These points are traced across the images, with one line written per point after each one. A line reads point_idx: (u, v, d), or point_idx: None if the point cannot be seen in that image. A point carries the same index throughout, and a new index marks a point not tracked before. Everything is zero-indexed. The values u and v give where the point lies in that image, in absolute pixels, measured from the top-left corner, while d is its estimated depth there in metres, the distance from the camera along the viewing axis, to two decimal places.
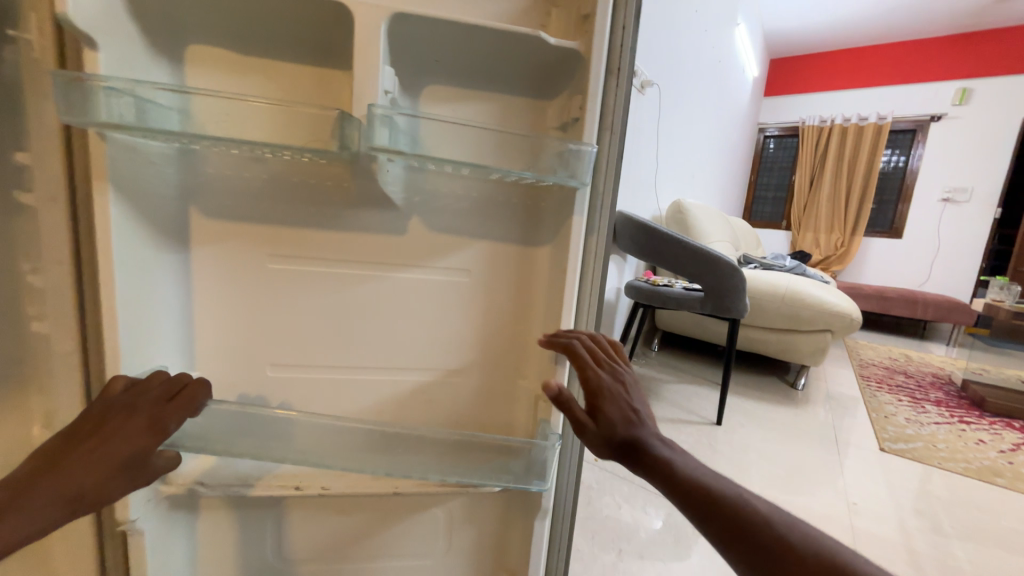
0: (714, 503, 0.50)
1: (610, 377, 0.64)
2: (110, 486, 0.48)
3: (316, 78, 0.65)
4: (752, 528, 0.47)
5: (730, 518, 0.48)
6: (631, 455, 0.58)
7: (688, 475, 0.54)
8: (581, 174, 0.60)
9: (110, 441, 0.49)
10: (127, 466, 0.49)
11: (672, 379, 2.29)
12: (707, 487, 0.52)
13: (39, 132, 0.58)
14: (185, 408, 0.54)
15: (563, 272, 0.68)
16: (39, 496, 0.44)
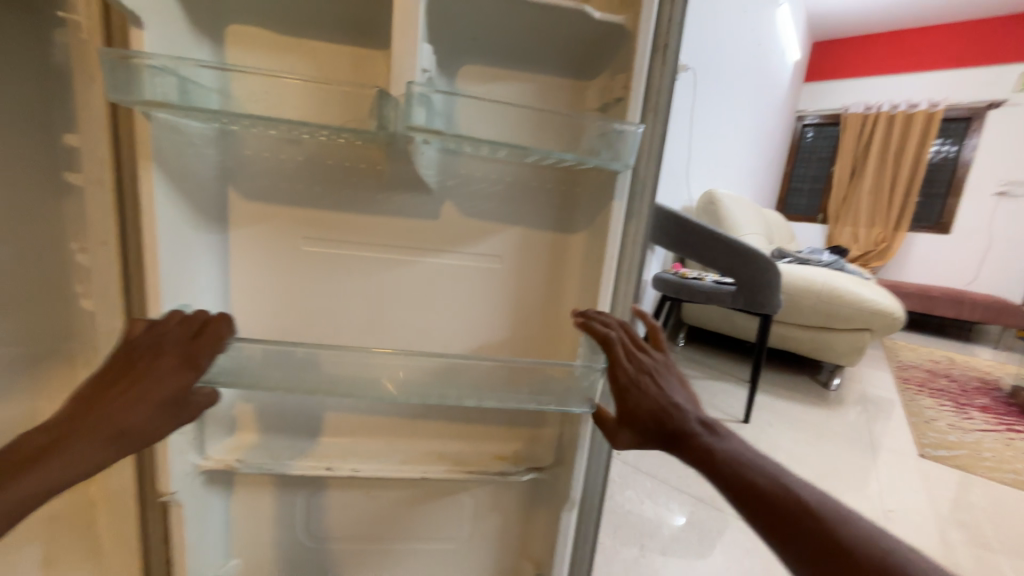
0: (759, 495, 0.51)
1: (643, 370, 0.61)
2: (154, 423, 0.49)
3: (351, 58, 0.64)
4: (802, 520, 0.48)
5: (778, 511, 0.49)
6: (671, 445, 0.58)
7: (731, 467, 0.54)
8: (625, 156, 0.57)
9: (146, 382, 0.49)
10: (170, 403, 0.50)
11: (698, 374, 2.24)
12: (752, 478, 0.52)
13: (86, 111, 0.59)
14: (212, 343, 0.53)
15: (601, 259, 0.66)
16: (83, 438, 0.46)
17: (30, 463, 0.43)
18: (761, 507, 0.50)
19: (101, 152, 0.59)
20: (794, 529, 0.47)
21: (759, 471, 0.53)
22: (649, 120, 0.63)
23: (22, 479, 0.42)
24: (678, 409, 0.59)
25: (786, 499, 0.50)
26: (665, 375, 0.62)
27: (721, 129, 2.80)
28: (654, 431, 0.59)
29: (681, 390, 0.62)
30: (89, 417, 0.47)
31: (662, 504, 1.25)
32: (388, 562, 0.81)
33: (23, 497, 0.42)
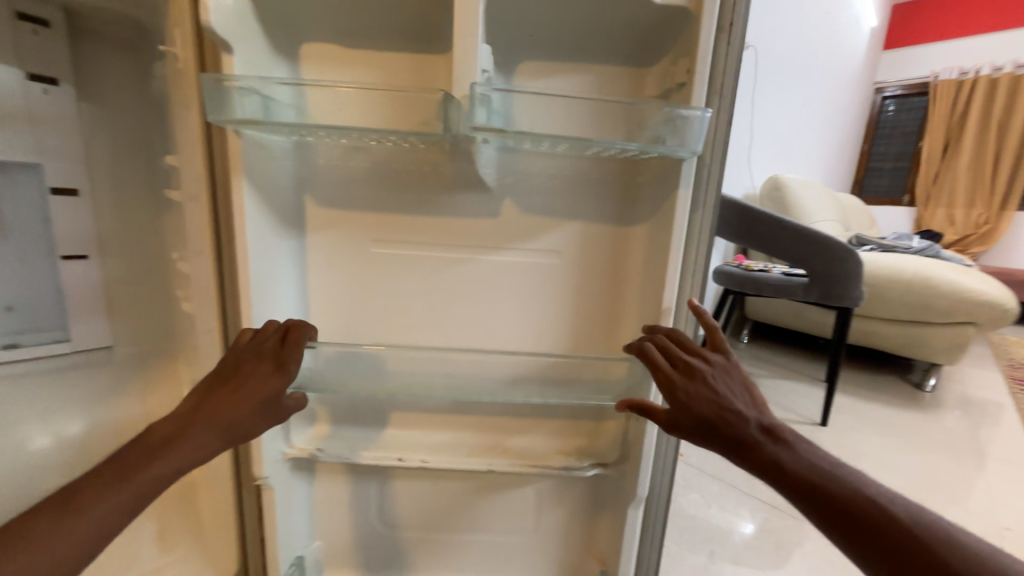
0: (846, 511, 0.46)
1: (693, 375, 0.58)
2: (253, 420, 0.55)
3: (411, 64, 0.66)
4: (897, 540, 0.43)
5: (869, 530, 0.44)
6: (734, 453, 0.54)
7: (808, 477, 0.49)
8: (692, 143, 0.55)
9: (247, 383, 0.56)
10: (265, 405, 0.56)
11: (766, 373, 2.09)
12: (835, 489, 0.47)
13: (185, 135, 0.66)
14: (298, 349, 0.58)
15: (666, 251, 0.64)
16: (201, 430, 0.52)
17: (155, 455, 0.49)
18: (849, 524, 0.45)
19: (198, 169, 0.66)
20: (888, 551, 0.43)
21: (841, 482, 0.48)
22: (715, 104, 0.60)
23: (149, 469, 0.48)
24: (740, 413, 0.55)
25: (877, 515, 0.45)
26: (722, 380, 0.58)
27: (784, 109, 2.57)
28: (712, 440, 0.55)
29: (740, 394, 0.57)
30: (200, 416, 0.53)
31: (731, 509, 1.18)
32: (455, 552, 0.84)
33: (149, 485, 0.48)
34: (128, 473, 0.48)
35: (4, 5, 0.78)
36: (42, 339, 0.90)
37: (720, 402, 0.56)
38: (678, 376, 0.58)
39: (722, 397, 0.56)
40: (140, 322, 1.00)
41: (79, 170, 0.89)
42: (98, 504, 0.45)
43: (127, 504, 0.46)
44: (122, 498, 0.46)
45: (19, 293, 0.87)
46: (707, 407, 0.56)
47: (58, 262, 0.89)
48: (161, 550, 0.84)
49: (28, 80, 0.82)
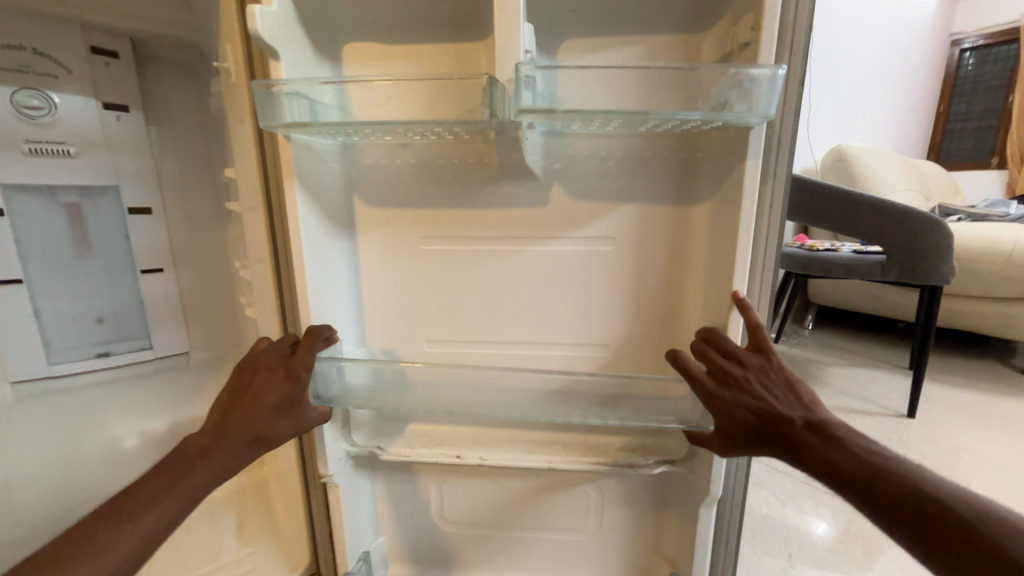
0: (906, 514, 0.43)
1: (733, 382, 0.55)
2: (276, 427, 0.58)
3: (452, 55, 0.65)
4: (968, 545, 0.39)
5: (931, 534, 0.41)
6: (786, 455, 0.52)
7: (862, 479, 0.46)
8: (762, 107, 0.49)
9: (264, 392, 0.58)
10: (282, 409, 0.58)
11: (838, 361, 1.92)
12: (892, 490, 0.44)
13: (241, 146, 0.68)
14: (308, 355, 0.61)
15: (735, 230, 0.58)
16: (231, 441, 0.55)
17: (194, 464, 0.53)
18: (912, 528, 0.42)
19: (254, 177, 0.68)
20: (957, 557, 0.39)
21: (900, 479, 0.44)
22: (785, 63, 0.54)
23: (188, 479, 0.51)
24: (786, 417, 0.52)
25: (942, 517, 0.41)
26: (762, 382, 0.55)
27: (842, 75, 2.33)
28: (761, 445, 0.54)
29: (785, 393, 0.54)
30: (227, 427, 0.56)
31: (810, 510, 1.08)
32: (517, 550, 0.82)
33: (191, 492, 0.51)
34: (171, 482, 0.51)
35: (81, 42, 0.87)
36: (130, 347, 1.03)
37: (762, 408, 0.53)
38: (713, 384, 0.56)
39: (765, 400, 0.54)
40: (213, 328, 1.10)
41: (151, 190, 0.99)
42: (148, 510, 0.48)
43: (179, 506, 0.50)
44: (172, 503, 0.50)
45: (108, 305, 0.99)
46: (751, 414, 0.54)
47: (140, 276, 1.01)
48: (240, 543, 0.89)
49: (104, 109, 0.91)
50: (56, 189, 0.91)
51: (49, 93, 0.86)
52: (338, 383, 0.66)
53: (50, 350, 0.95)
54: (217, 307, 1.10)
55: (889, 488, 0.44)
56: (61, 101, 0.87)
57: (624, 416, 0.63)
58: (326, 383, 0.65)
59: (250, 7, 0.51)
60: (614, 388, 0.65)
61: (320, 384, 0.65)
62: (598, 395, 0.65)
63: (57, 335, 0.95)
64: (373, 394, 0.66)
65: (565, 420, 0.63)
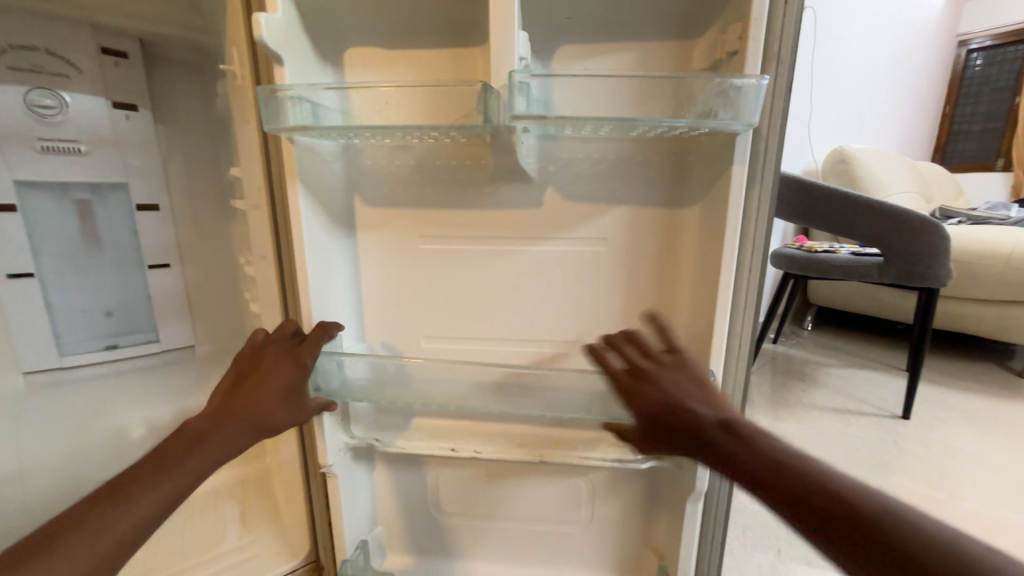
0: (808, 510, 0.41)
1: (644, 375, 0.57)
2: (279, 413, 0.60)
3: (451, 60, 0.67)
4: (878, 549, 0.37)
5: (835, 530, 0.40)
6: (696, 453, 0.51)
7: (763, 472, 0.45)
8: (747, 114, 0.51)
9: (270, 378, 0.61)
10: (287, 395, 0.61)
11: (835, 362, 1.94)
12: (795, 484, 0.43)
13: (246, 147, 0.71)
14: (315, 345, 0.64)
15: (721, 234, 0.60)
16: (234, 424, 0.57)
17: (196, 447, 0.53)
18: (823, 529, 0.40)
19: (257, 176, 0.70)
20: (871, 556, 0.37)
21: (806, 476, 0.43)
22: (771, 71, 0.56)
23: (190, 460, 0.52)
24: (696, 413, 0.52)
25: (845, 514, 0.40)
26: (673, 379, 0.56)
27: (843, 76, 2.33)
28: (676, 444, 0.54)
29: (696, 390, 0.55)
30: (229, 413, 0.57)
31: None
32: (511, 541, 0.85)
33: (193, 474, 0.52)
34: (172, 463, 0.51)
35: (91, 43, 0.89)
36: (137, 340, 1.06)
37: (671, 402, 0.54)
38: (627, 378, 0.57)
39: (676, 396, 0.54)
40: (218, 323, 1.13)
41: (158, 187, 1.02)
42: (150, 489, 0.49)
43: (181, 487, 0.51)
44: (175, 483, 0.50)
45: (118, 299, 1.03)
46: (661, 409, 0.54)
47: (148, 271, 1.05)
48: (244, 531, 0.92)
49: (113, 108, 0.94)
50: (67, 186, 0.94)
51: (61, 92, 0.89)
52: (337, 377, 0.69)
53: (60, 343, 0.98)
54: (222, 302, 1.13)
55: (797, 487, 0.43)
56: (72, 100, 0.90)
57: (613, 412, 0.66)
58: (326, 377, 0.68)
59: (256, 15, 0.53)
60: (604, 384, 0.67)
61: (320, 378, 0.68)
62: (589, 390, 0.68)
63: (68, 328, 0.98)
64: (371, 389, 0.69)
65: (556, 415, 0.66)
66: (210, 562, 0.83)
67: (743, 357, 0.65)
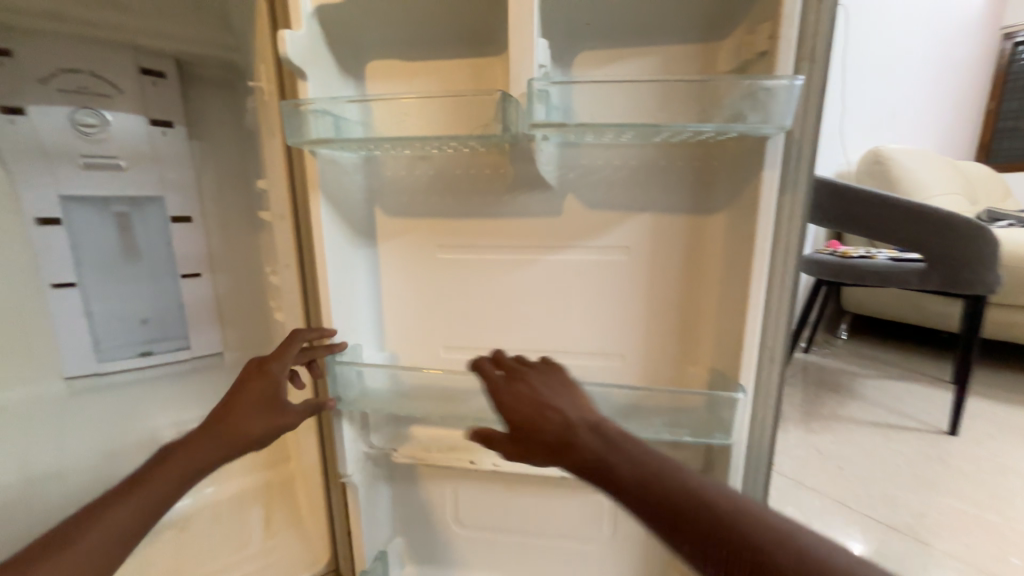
0: (663, 507, 0.40)
1: (518, 380, 0.57)
2: (257, 420, 0.58)
3: (470, 69, 0.67)
4: (741, 552, 0.36)
5: (686, 526, 0.39)
6: (557, 457, 0.50)
7: (620, 471, 0.44)
8: (779, 116, 0.48)
9: (245, 389, 0.60)
10: (262, 402, 0.60)
11: (873, 373, 1.84)
12: (652, 482, 0.42)
13: (272, 160, 0.73)
14: (286, 351, 0.64)
15: (751, 241, 0.58)
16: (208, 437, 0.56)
17: (170, 463, 0.53)
18: (682, 530, 0.39)
19: (282, 188, 0.71)
20: (721, 551, 0.36)
21: (670, 478, 0.42)
22: (803, 71, 0.53)
23: (163, 470, 0.52)
24: (564, 419, 0.51)
25: (696, 511, 0.39)
26: (546, 385, 0.57)
27: (876, 74, 2.24)
28: (544, 455, 0.51)
29: (566, 396, 0.55)
30: (204, 427, 0.57)
31: (839, 528, 1.04)
32: (530, 556, 0.83)
33: (163, 489, 0.51)
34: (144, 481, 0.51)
35: (131, 64, 0.94)
36: (170, 346, 1.10)
37: (541, 405, 0.54)
38: (502, 381, 0.57)
39: (546, 403, 0.53)
40: (245, 330, 1.16)
41: (190, 199, 1.05)
42: (117, 505, 0.48)
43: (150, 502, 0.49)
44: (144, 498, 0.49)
45: (152, 308, 1.07)
46: (530, 411, 0.53)
47: (180, 280, 1.08)
48: (266, 536, 0.93)
49: (151, 125, 0.98)
50: (108, 200, 0.99)
51: (103, 111, 0.93)
52: (357, 387, 0.69)
53: (98, 349, 1.02)
54: (250, 311, 1.16)
55: (662, 490, 0.41)
56: (113, 118, 0.95)
57: (636, 427, 0.65)
58: (345, 387, 0.68)
59: (280, 32, 0.55)
60: (628, 398, 0.66)
61: (340, 388, 0.68)
62: (613, 402, 0.66)
63: (105, 335, 1.03)
64: (390, 400, 0.69)
65: None
66: (232, 567, 0.85)
67: (776, 370, 0.62)
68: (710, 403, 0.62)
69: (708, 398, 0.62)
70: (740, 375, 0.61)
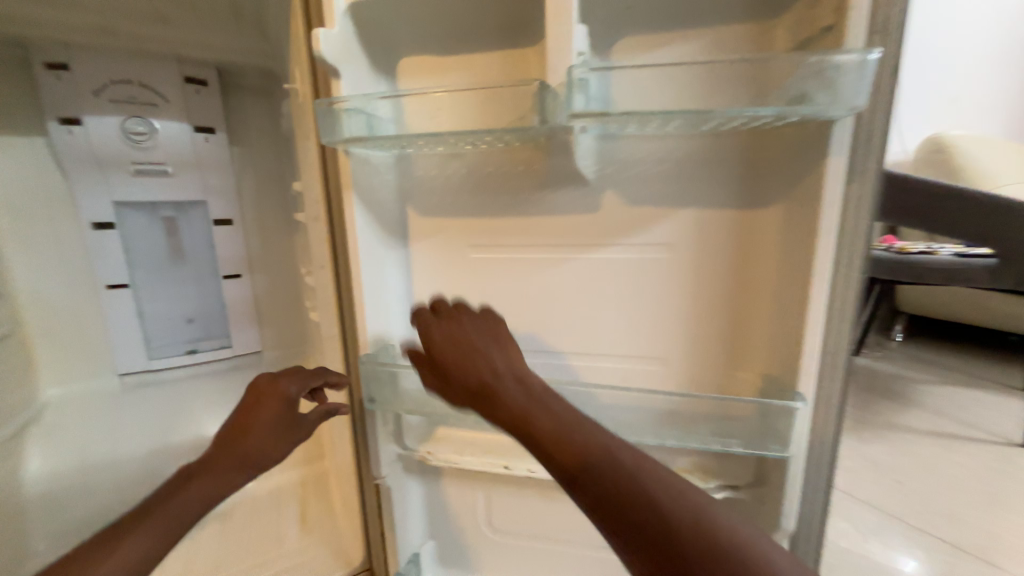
0: (574, 466, 0.43)
1: (452, 330, 0.56)
2: (271, 446, 0.63)
3: (503, 61, 0.65)
4: (632, 511, 0.39)
5: (592, 486, 0.41)
6: (481, 405, 0.52)
7: (542, 429, 0.46)
8: (852, 96, 0.43)
9: (257, 415, 0.64)
10: (277, 428, 0.64)
11: (934, 378, 1.69)
12: (569, 444, 0.44)
13: (306, 161, 0.73)
14: (299, 379, 0.67)
15: (813, 236, 0.53)
16: (223, 464, 0.60)
17: (186, 489, 0.57)
18: (587, 487, 0.42)
19: (315, 189, 0.71)
20: (620, 513, 0.40)
21: (585, 440, 0.44)
22: (876, 44, 0.48)
23: (180, 496, 0.56)
24: (492, 369, 0.52)
25: (605, 473, 0.42)
26: (478, 334, 0.56)
27: (936, 55, 2.06)
28: (467, 399, 0.53)
29: (498, 347, 0.55)
30: (219, 453, 0.61)
31: (897, 544, 0.95)
32: (565, 564, 0.80)
33: (182, 514, 0.55)
34: (162, 506, 0.55)
35: (176, 73, 0.97)
36: (213, 345, 1.14)
37: (471, 356, 0.54)
38: (435, 328, 0.56)
39: (480, 350, 0.54)
40: (282, 330, 1.18)
41: (231, 203, 1.08)
42: (138, 529, 0.52)
43: (171, 526, 0.54)
44: (165, 522, 0.54)
45: (197, 308, 1.11)
46: (459, 361, 0.54)
47: (222, 281, 1.11)
48: (302, 533, 0.94)
49: (195, 132, 1.01)
50: (156, 205, 1.04)
51: (151, 119, 0.97)
52: (390, 389, 0.69)
53: (149, 346, 1.08)
54: (286, 311, 1.18)
55: (573, 447, 0.44)
56: (160, 126, 0.98)
57: (683, 437, 0.61)
58: (379, 389, 0.68)
59: (314, 31, 0.54)
60: (674, 405, 0.62)
61: (373, 390, 0.68)
62: (656, 407, 0.63)
63: (156, 334, 1.09)
64: (423, 404, 0.68)
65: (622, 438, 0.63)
66: (270, 562, 0.86)
67: (840, 376, 0.56)
68: (763, 411, 0.57)
69: (760, 407, 0.57)
70: (800, 382, 0.57)
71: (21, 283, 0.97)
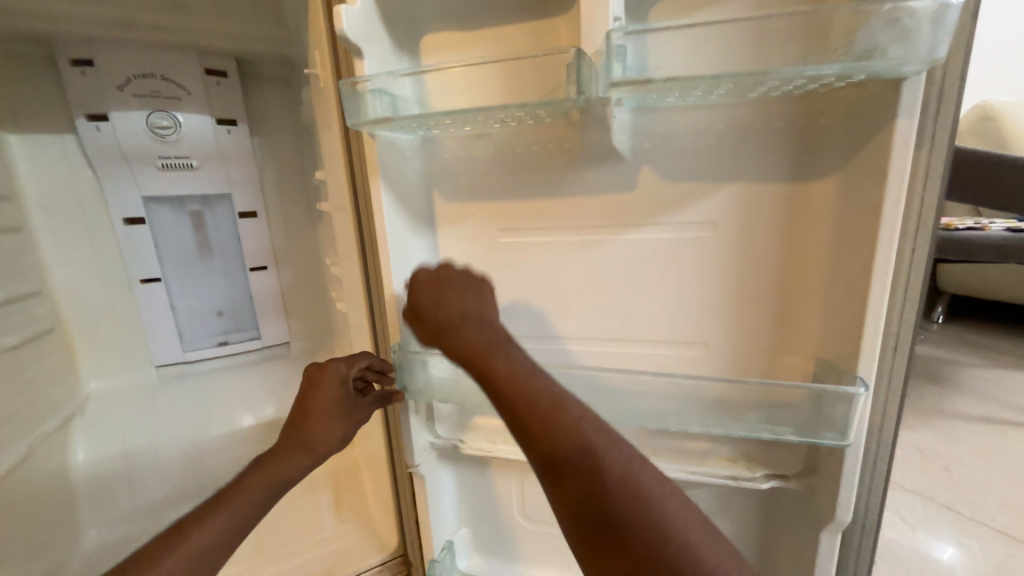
0: (532, 419, 0.44)
1: (448, 293, 0.54)
2: (332, 428, 0.64)
3: (530, 34, 0.61)
4: (572, 475, 0.42)
5: (546, 444, 0.43)
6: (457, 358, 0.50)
7: (509, 386, 0.46)
8: (932, 45, 0.39)
9: (315, 398, 0.65)
10: (335, 409, 0.65)
11: (981, 361, 1.60)
12: (533, 402, 0.45)
13: (329, 148, 0.71)
14: (349, 359, 0.67)
15: (878, 208, 0.49)
16: (289, 451, 0.62)
17: (252, 480, 0.59)
18: (540, 441, 0.44)
19: (340, 177, 0.70)
20: (564, 470, 0.43)
21: (549, 406, 0.44)
22: None
23: (246, 485, 0.58)
24: (478, 332, 0.50)
25: (561, 435, 0.43)
26: (471, 299, 0.54)
27: None
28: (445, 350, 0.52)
29: (482, 311, 0.53)
30: (285, 441, 0.63)
31: (945, 535, 0.91)
32: None
33: (248, 504, 0.57)
34: (231, 496, 0.57)
35: (197, 65, 0.97)
36: (243, 337, 1.15)
37: (457, 315, 0.52)
38: (428, 285, 0.54)
39: (464, 305, 0.53)
40: (309, 321, 1.19)
41: (256, 195, 1.09)
42: (209, 520, 0.54)
43: (239, 517, 0.56)
44: (234, 513, 0.55)
45: (226, 301, 1.13)
46: (448, 316, 0.52)
47: (250, 273, 1.13)
48: (337, 522, 0.95)
49: (217, 124, 1.01)
50: (183, 199, 1.04)
51: (175, 113, 0.97)
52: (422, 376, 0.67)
53: (184, 338, 1.11)
54: (313, 302, 1.18)
55: (528, 392, 0.45)
56: (184, 119, 0.99)
57: (729, 425, 0.58)
58: (411, 376, 0.67)
59: (336, 8, 0.52)
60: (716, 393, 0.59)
61: (406, 378, 0.67)
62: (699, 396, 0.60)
63: (189, 327, 1.11)
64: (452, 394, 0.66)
65: (662, 427, 0.61)
66: (308, 550, 0.88)
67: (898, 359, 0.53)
68: (816, 398, 0.54)
69: (815, 394, 0.53)
70: (860, 366, 0.53)
71: (60, 281, 0.99)
